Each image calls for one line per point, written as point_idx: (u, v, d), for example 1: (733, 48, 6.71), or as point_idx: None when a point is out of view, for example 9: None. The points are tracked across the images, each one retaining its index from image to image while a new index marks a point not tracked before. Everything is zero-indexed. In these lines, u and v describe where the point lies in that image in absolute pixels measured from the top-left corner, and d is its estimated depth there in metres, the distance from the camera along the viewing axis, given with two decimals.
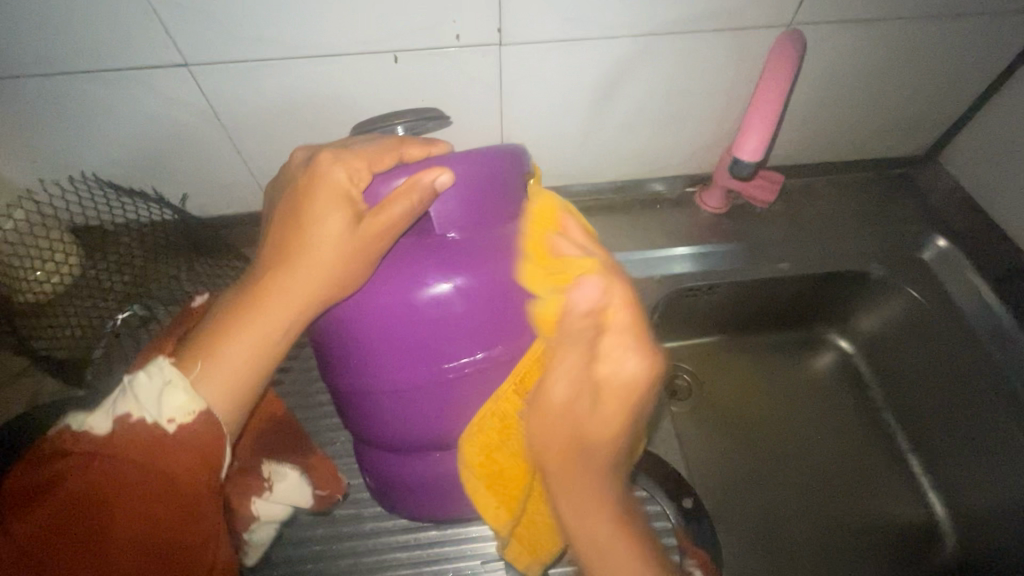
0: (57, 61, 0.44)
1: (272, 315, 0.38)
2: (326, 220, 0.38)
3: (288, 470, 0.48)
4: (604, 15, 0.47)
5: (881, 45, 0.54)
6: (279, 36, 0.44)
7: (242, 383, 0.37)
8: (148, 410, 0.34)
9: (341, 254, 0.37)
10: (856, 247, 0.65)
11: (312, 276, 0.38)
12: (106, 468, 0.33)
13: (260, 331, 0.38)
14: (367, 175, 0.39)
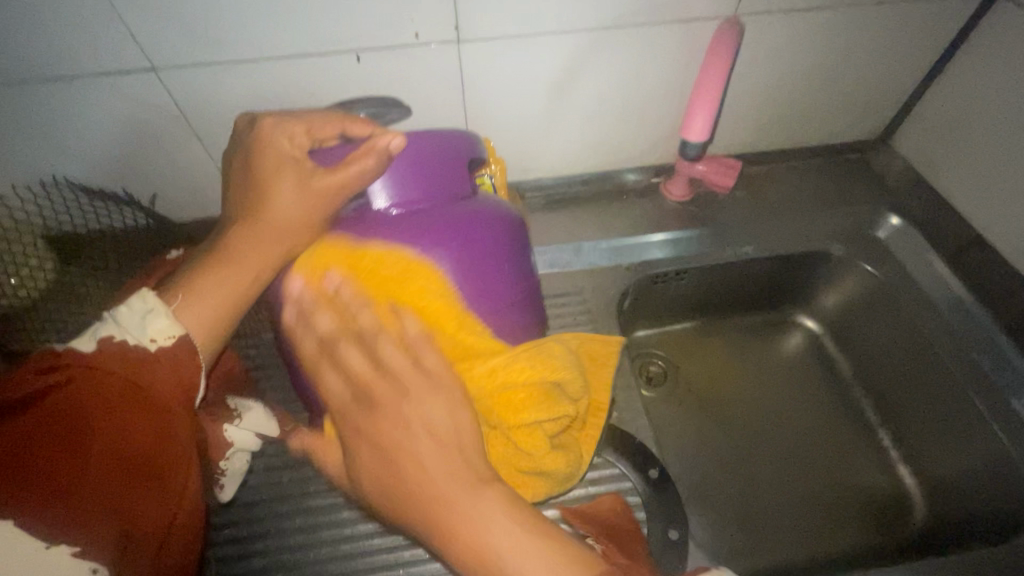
0: (26, 67, 0.45)
1: (242, 260, 0.41)
2: (282, 176, 0.42)
3: (253, 403, 0.49)
4: (556, 11, 0.49)
5: (823, 32, 0.56)
6: (242, 39, 0.46)
7: (224, 318, 0.40)
8: (133, 331, 0.37)
9: (302, 206, 0.42)
10: (816, 228, 0.68)
11: (282, 227, 0.42)
12: (87, 379, 0.35)
13: (238, 277, 0.41)
14: (308, 143, 0.43)
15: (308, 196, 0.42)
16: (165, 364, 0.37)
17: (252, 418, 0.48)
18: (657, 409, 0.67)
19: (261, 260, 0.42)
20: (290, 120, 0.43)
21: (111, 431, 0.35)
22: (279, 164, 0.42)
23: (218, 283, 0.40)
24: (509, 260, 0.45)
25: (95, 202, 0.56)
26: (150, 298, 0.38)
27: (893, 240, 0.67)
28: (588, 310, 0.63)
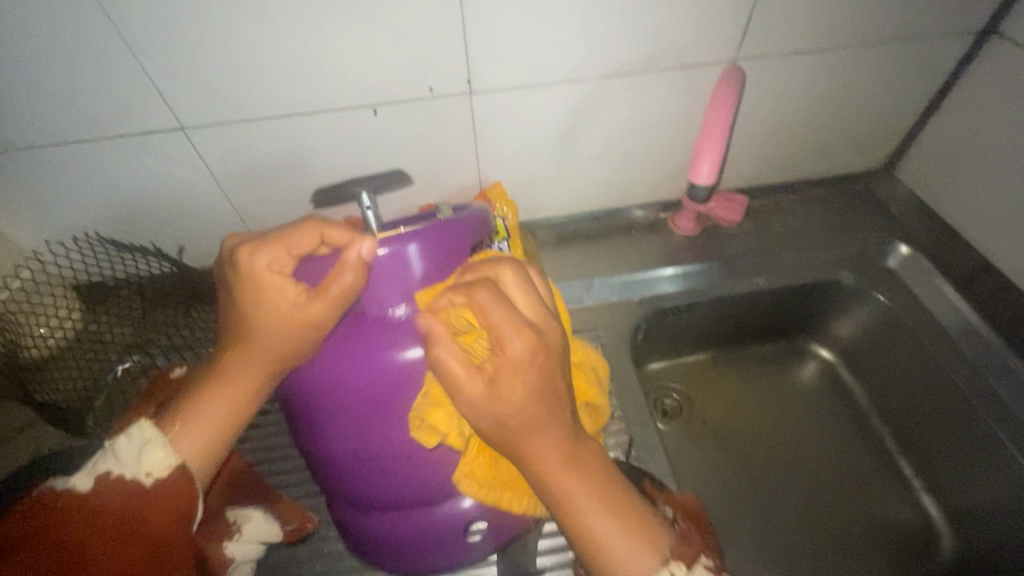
0: (64, 131, 0.48)
1: (237, 386, 0.41)
2: (267, 300, 0.39)
3: (253, 511, 0.49)
4: (562, 62, 0.51)
5: (821, 72, 0.58)
6: (265, 98, 0.49)
7: (220, 432, 0.41)
8: (130, 465, 0.38)
9: (284, 329, 0.39)
10: (825, 258, 0.68)
11: (269, 347, 0.40)
12: (86, 519, 0.36)
13: (235, 399, 0.41)
14: (290, 261, 0.39)
15: (293, 319, 0.39)
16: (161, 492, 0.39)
17: (253, 526, 0.48)
18: (674, 443, 0.67)
19: (253, 379, 0.41)
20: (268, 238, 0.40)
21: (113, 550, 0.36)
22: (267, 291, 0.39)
23: (211, 403, 0.41)
24: None
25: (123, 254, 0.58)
26: (148, 430, 0.39)
27: (904, 268, 0.67)
28: (602, 345, 0.63)
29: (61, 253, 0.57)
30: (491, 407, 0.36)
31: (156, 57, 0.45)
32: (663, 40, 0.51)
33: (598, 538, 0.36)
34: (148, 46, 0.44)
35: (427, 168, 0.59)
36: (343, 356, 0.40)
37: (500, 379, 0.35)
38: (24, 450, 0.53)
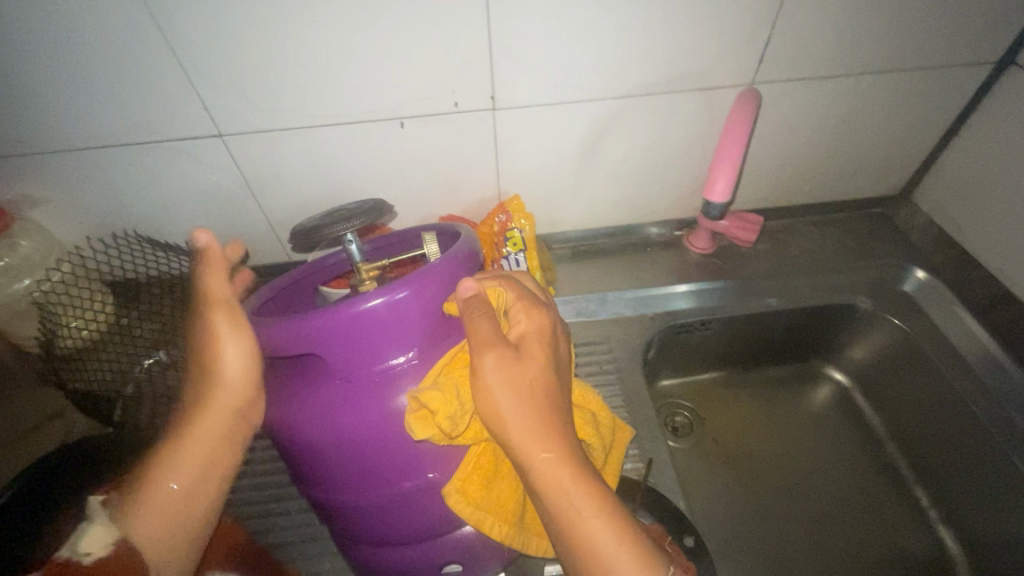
0: (111, 134, 0.51)
1: (196, 440, 0.41)
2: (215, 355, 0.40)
3: None
4: (585, 82, 0.53)
5: (838, 97, 0.59)
6: (300, 109, 0.51)
7: (187, 493, 0.40)
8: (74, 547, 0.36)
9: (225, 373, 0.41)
10: (840, 281, 0.69)
11: (221, 400, 0.41)
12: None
13: (196, 456, 0.40)
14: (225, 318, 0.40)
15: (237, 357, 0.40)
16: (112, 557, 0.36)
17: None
18: (684, 461, 0.67)
19: (213, 432, 0.41)
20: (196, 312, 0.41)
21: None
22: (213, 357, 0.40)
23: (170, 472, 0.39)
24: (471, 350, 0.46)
25: (159, 252, 0.60)
26: (94, 508, 0.38)
27: (921, 294, 0.67)
28: (614, 360, 0.64)
29: (101, 250, 0.59)
30: (518, 376, 0.39)
31: (201, 67, 0.48)
32: (682, 63, 0.53)
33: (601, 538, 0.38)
34: (196, 56, 0.47)
35: (449, 180, 0.61)
36: (331, 406, 0.40)
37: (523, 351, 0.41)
38: (54, 435, 0.56)
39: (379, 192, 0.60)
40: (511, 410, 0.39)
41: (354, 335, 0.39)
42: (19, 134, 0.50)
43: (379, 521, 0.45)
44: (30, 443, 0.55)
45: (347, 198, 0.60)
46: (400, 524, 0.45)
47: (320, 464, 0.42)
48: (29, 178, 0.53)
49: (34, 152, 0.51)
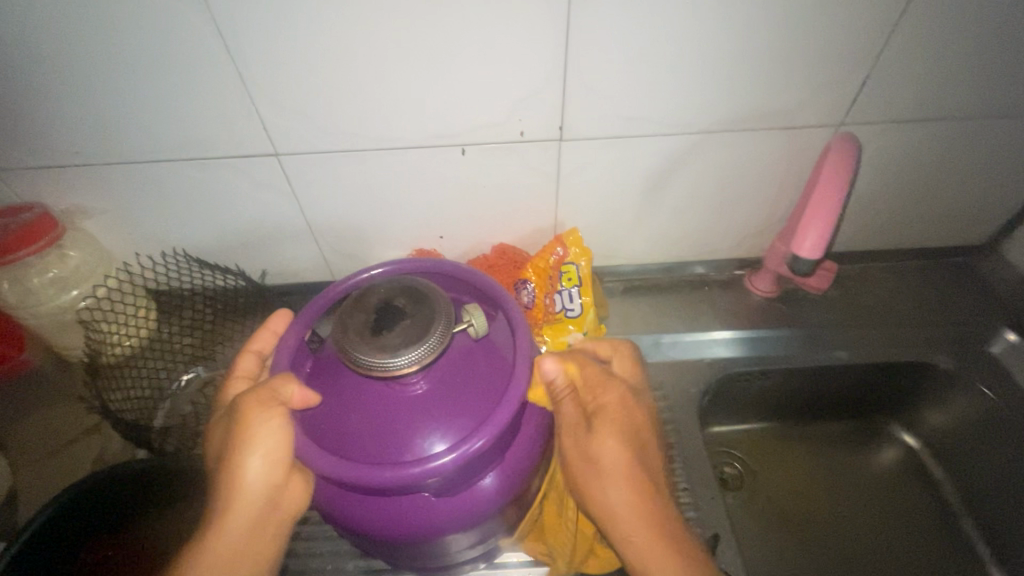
0: (168, 149, 0.50)
1: (226, 540, 0.38)
2: (250, 465, 0.38)
3: None
4: (660, 115, 0.50)
5: (932, 141, 0.55)
6: (359, 131, 0.49)
7: None
8: None
9: (270, 482, 0.39)
10: (916, 336, 0.63)
11: (256, 503, 0.39)
12: None
13: (232, 557, 0.39)
14: (266, 423, 0.38)
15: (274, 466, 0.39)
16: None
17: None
18: (736, 518, 0.62)
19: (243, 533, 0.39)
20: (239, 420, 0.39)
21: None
22: (244, 477, 0.38)
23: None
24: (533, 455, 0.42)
25: (204, 269, 0.59)
26: None
27: (1009, 358, 0.61)
28: (667, 407, 0.60)
29: (148, 266, 0.59)
30: (602, 442, 0.42)
31: (263, 86, 0.46)
32: (767, 100, 0.49)
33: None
34: (260, 78, 0.45)
35: (505, 209, 0.58)
36: (384, 516, 0.38)
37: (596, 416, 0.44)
38: (90, 454, 0.54)
39: (432, 218, 0.58)
40: (595, 471, 0.42)
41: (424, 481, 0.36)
42: (79, 146, 0.49)
43: (433, 566, 0.47)
44: (64, 459, 0.54)
45: (398, 221, 0.58)
46: (453, 567, 0.48)
47: (374, 544, 0.41)
48: (85, 190, 0.52)
49: (92, 164, 0.50)
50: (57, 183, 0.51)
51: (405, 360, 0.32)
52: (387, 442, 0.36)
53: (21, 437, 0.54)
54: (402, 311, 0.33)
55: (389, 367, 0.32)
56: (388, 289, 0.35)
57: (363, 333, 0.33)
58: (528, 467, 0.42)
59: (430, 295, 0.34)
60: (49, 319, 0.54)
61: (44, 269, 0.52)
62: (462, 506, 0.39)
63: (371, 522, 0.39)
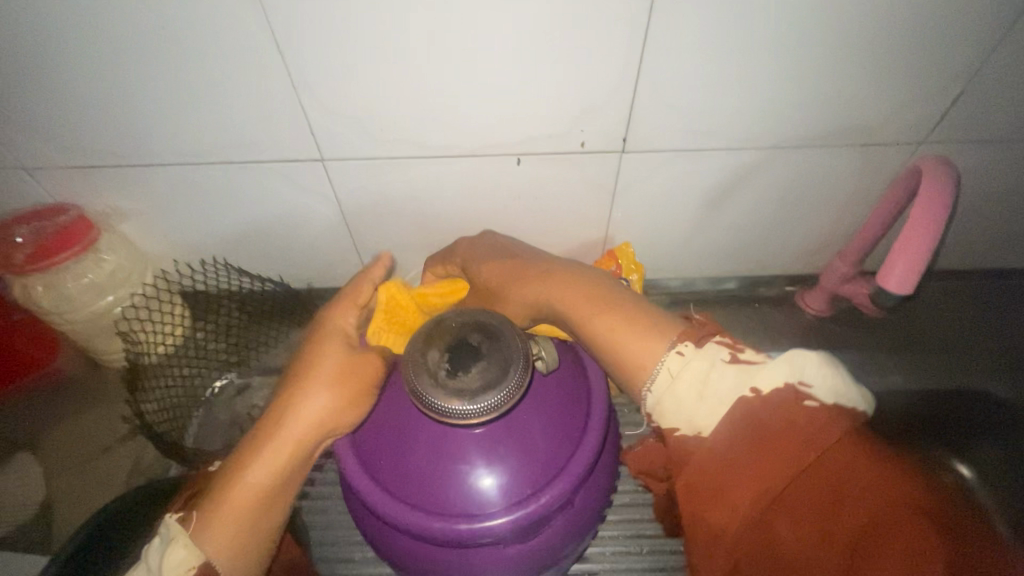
0: (208, 153, 0.47)
1: (286, 454, 0.36)
2: (318, 398, 0.37)
3: None
4: (731, 129, 0.47)
5: (1012, 162, 0.52)
6: (409, 137, 0.47)
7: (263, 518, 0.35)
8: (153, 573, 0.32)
9: (342, 408, 0.37)
10: (972, 365, 0.62)
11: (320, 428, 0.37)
12: None
13: (282, 474, 0.36)
14: (343, 361, 0.38)
15: (346, 396, 0.37)
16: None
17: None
18: None
19: (301, 455, 0.36)
20: (333, 373, 0.37)
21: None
22: (304, 416, 0.36)
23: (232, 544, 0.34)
24: (603, 488, 0.38)
25: (240, 274, 0.57)
26: (172, 527, 0.33)
27: None
28: None
29: (187, 272, 0.57)
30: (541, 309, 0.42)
31: (315, 91, 0.43)
32: (846, 116, 0.46)
33: (713, 433, 0.32)
34: (312, 82, 0.42)
35: (554, 222, 0.55)
36: (441, 568, 0.35)
37: (504, 274, 0.43)
38: (125, 463, 0.52)
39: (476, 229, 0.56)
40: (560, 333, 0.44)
41: (491, 535, 0.33)
42: (118, 146, 0.46)
43: None
44: (99, 467, 0.52)
45: (441, 231, 0.56)
46: None
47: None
48: (121, 191, 0.49)
49: (130, 164, 0.48)
50: (94, 184, 0.49)
51: (473, 410, 0.30)
52: (446, 494, 0.33)
53: (54, 444, 0.53)
54: (475, 352, 0.31)
55: (460, 415, 0.30)
56: (460, 323, 0.33)
57: (435, 374, 0.31)
58: (596, 511, 0.38)
59: (505, 333, 0.32)
60: (85, 325, 0.52)
61: (80, 274, 0.49)
62: (530, 556, 0.35)
63: (419, 564, 0.35)
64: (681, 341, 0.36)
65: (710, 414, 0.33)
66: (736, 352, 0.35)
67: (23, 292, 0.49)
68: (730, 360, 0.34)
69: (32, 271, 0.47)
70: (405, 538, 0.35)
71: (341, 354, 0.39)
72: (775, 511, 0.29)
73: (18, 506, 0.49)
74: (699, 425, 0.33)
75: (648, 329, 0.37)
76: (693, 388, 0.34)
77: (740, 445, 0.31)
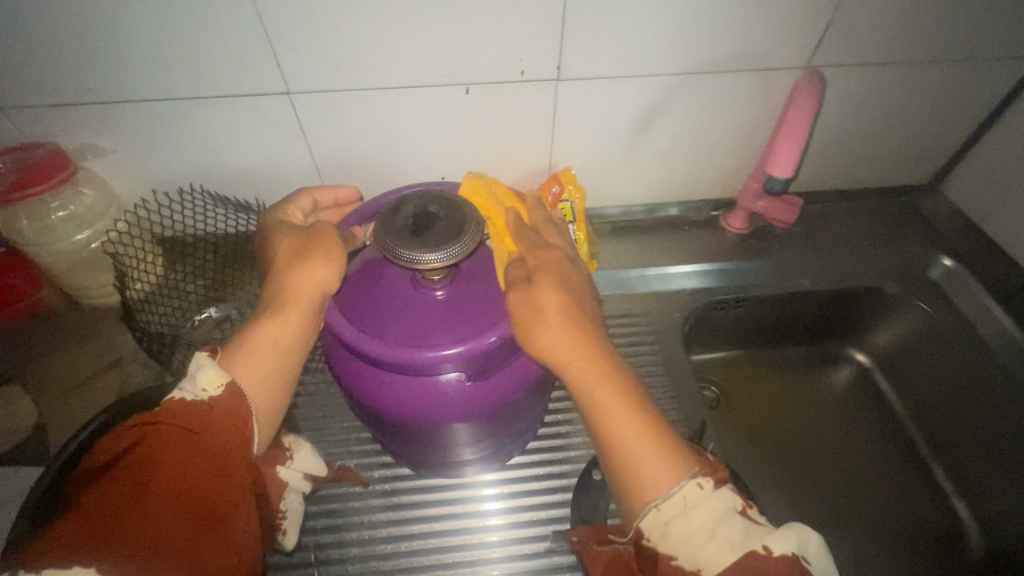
0: (179, 88, 0.51)
1: (278, 319, 0.42)
2: (293, 271, 0.43)
3: (305, 443, 0.50)
4: (648, 57, 0.54)
5: (884, 85, 0.61)
6: (367, 69, 0.52)
7: (272, 370, 0.41)
8: (188, 388, 0.39)
9: (312, 276, 0.43)
10: (873, 266, 0.71)
11: (301, 296, 0.43)
12: (156, 437, 0.36)
13: (278, 336, 0.42)
14: (307, 240, 0.45)
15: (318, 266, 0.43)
16: (217, 408, 0.38)
17: (303, 456, 0.49)
18: (720, 431, 0.69)
19: (294, 320, 0.42)
20: (308, 248, 0.44)
21: (177, 491, 0.35)
22: (287, 289, 0.43)
23: (252, 380, 0.40)
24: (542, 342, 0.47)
25: (218, 211, 0.61)
26: (202, 355, 0.40)
27: (946, 282, 0.69)
28: (654, 331, 0.67)
29: (165, 204, 0.60)
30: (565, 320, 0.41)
31: (279, 22, 0.48)
32: (743, 42, 0.55)
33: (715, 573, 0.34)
34: (275, 14, 0.47)
35: (505, 150, 0.62)
36: (415, 403, 0.43)
37: (562, 283, 0.42)
38: (113, 386, 0.56)
39: (434, 158, 0.61)
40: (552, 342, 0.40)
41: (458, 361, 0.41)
42: (92, 83, 0.50)
43: (443, 461, 0.52)
44: (86, 392, 0.55)
45: (402, 161, 0.61)
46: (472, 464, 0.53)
47: (404, 431, 0.46)
48: (95, 127, 0.53)
49: (103, 101, 0.51)
50: (70, 121, 0.52)
51: (434, 257, 0.37)
52: (417, 334, 0.41)
53: (39, 373, 0.56)
54: (437, 215, 0.39)
55: (422, 260, 0.37)
56: (422, 198, 0.40)
57: (405, 232, 0.38)
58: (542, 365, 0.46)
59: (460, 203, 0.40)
60: (64, 257, 0.56)
61: (61, 206, 0.53)
62: (488, 391, 0.43)
63: (398, 405, 0.43)
64: (700, 476, 0.37)
65: (711, 552, 0.35)
66: (745, 506, 0.38)
67: (5, 223, 0.52)
68: (739, 511, 0.37)
69: (17, 198, 0.50)
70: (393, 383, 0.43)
71: (307, 237, 0.45)
72: None
73: (8, 431, 0.52)
74: (703, 563, 0.35)
75: (660, 445, 0.38)
76: (703, 521, 0.36)
77: None
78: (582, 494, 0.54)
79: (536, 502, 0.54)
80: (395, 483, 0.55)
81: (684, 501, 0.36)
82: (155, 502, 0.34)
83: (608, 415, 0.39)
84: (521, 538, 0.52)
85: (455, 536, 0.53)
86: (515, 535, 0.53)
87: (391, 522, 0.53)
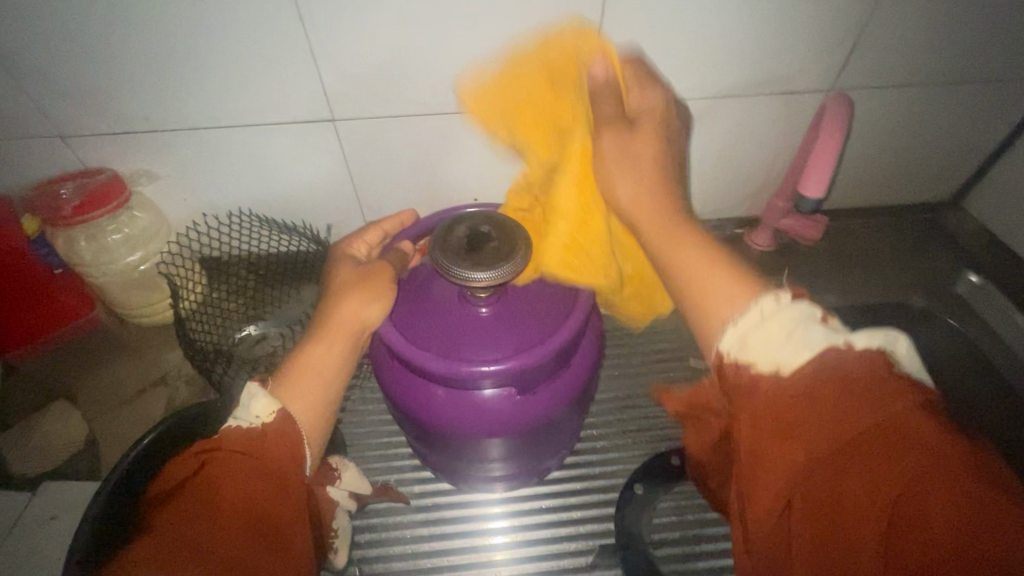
0: (228, 115, 0.54)
1: (330, 343, 0.45)
2: (342, 302, 0.46)
3: (350, 462, 0.52)
4: (677, 82, 0.56)
5: (905, 105, 0.63)
6: (404, 95, 0.54)
7: (318, 394, 0.42)
8: (242, 416, 0.40)
9: (359, 300, 0.46)
10: (899, 282, 0.72)
11: (348, 326, 0.46)
12: (218, 461, 0.36)
13: (326, 360, 0.44)
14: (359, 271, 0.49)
15: (372, 294, 0.47)
16: (273, 434, 0.39)
17: (349, 475, 0.51)
18: None
19: (340, 344, 0.45)
20: (362, 280, 0.47)
21: (247, 509, 0.35)
22: (338, 316, 0.46)
23: (302, 404, 0.41)
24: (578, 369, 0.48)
25: (263, 233, 0.64)
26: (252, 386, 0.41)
27: (974, 296, 0.69)
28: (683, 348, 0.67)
29: (213, 226, 0.62)
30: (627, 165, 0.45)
31: (326, 52, 0.50)
32: (769, 67, 0.56)
33: (794, 370, 0.31)
34: (325, 43, 0.49)
35: None
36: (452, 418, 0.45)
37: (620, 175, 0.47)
38: (160, 403, 0.59)
39: (468, 180, 0.63)
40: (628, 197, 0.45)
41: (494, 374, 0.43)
42: (147, 112, 0.52)
43: (477, 481, 0.54)
44: (135, 408, 0.58)
45: (436, 184, 0.63)
46: (512, 478, 0.54)
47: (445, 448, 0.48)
48: (149, 155, 0.56)
49: (158, 130, 0.54)
50: (125, 149, 0.55)
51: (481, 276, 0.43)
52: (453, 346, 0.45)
53: (91, 391, 0.59)
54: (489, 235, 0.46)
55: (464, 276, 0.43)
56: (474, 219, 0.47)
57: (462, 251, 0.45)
58: (580, 390, 0.48)
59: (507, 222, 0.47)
60: (118, 277, 0.59)
61: (116, 229, 0.57)
62: (516, 405, 0.45)
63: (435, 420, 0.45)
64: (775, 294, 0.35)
65: (796, 356, 0.32)
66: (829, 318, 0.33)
67: (64, 246, 0.56)
68: (821, 319, 0.33)
69: (75, 221, 0.53)
70: (592, 347, 0.49)
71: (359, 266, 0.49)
72: (840, 469, 0.28)
73: (66, 444, 0.55)
74: (780, 364, 0.32)
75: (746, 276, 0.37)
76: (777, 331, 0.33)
77: (818, 391, 0.30)
78: (622, 508, 0.54)
79: (580, 516, 0.55)
80: (436, 497, 0.56)
81: (760, 317, 0.34)
82: (229, 521, 0.34)
83: (672, 247, 0.41)
84: (562, 552, 0.53)
85: (494, 551, 0.53)
86: (556, 549, 0.53)
87: (432, 536, 0.54)
